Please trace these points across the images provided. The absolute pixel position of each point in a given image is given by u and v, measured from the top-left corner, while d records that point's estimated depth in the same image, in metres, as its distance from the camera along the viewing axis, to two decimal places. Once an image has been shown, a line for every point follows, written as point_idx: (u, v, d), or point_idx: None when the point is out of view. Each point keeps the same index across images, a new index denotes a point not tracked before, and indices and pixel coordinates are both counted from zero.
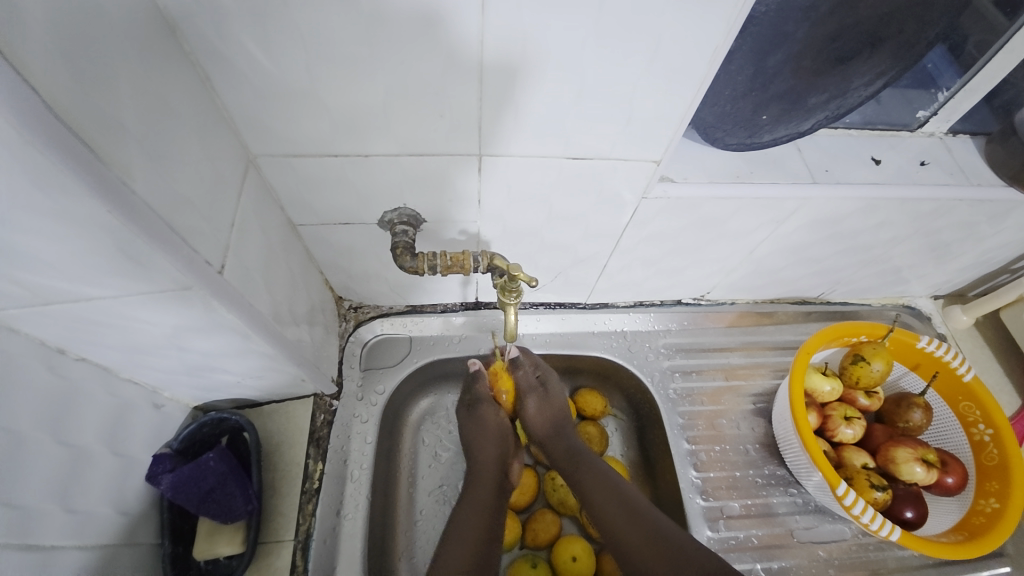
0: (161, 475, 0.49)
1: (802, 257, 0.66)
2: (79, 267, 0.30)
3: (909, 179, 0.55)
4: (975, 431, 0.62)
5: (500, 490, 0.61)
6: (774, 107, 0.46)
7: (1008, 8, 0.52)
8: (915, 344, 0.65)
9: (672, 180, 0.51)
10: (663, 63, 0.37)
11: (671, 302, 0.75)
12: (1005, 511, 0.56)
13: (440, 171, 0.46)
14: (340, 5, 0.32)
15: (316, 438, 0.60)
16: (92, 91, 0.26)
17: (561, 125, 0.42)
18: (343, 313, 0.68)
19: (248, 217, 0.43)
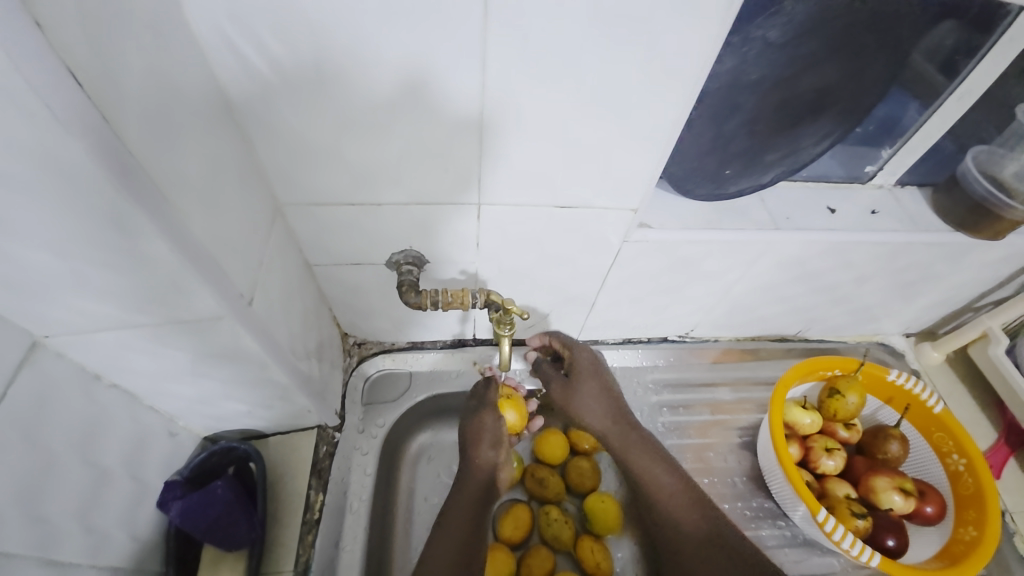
0: (170, 501, 0.51)
1: (777, 296, 0.71)
2: (135, 297, 0.35)
3: (864, 226, 0.62)
4: (950, 461, 0.65)
5: (481, 491, 0.62)
6: (736, 162, 0.53)
7: (944, 69, 0.56)
8: (887, 377, 0.68)
9: (650, 226, 0.57)
10: (636, 127, 0.44)
11: (658, 340, 0.80)
12: (983, 537, 0.58)
13: (443, 216, 0.52)
14: (362, 81, 0.39)
15: (318, 470, 0.62)
16: (169, 153, 0.32)
17: (548, 178, 0.48)
18: (347, 349, 0.73)
19: (274, 257, 0.48)
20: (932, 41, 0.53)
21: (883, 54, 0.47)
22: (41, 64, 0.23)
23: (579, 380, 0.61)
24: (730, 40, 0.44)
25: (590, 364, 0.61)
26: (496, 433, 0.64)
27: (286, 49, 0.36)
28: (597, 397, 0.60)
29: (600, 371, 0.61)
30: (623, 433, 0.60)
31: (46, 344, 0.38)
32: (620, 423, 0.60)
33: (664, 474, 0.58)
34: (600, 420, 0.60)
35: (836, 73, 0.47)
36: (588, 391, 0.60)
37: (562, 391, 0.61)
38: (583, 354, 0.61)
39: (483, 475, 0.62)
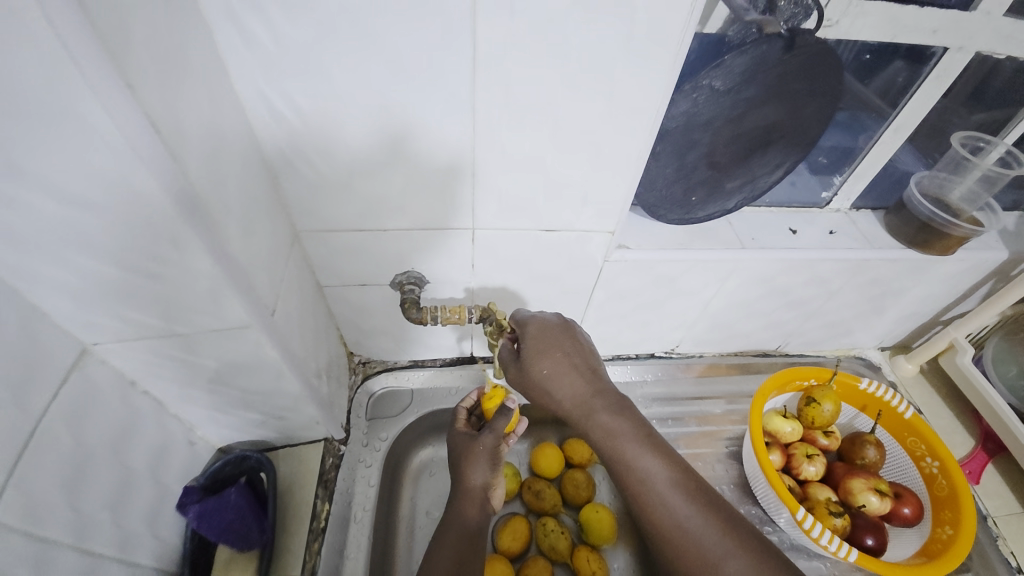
0: (188, 505, 0.55)
1: (753, 311, 0.77)
2: (178, 306, 0.41)
3: (824, 244, 0.68)
4: (924, 464, 0.68)
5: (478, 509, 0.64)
6: (699, 190, 0.61)
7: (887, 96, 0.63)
8: (858, 385, 0.73)
9: (628, 247, 0.63)
10: (607, 159, 0.51)
11: (645, 356, 0.85)
12: (958, 536, 0.60)
13: (440, 240, 0.58)
14: (372, 126, 0.46)
15: (324, 481, 0.66)
16: (217, 185, 0.38)
17: (532, 204, 0.55)
18: (353, 367, 0.78)
19: (291, 277, 0.54)
20: (884, 78, 0.61)
21: (819, 97, 0.55)
22: (135, 118, 0.29)
23: (532, 363, 0.55)
24: (683, 87, 0.52)
25: (543, 336, 0.56)
26: (488, 453, 0.66)
27: (311, 100, 0.44)
28: (556, 368, 0.55)
29: (557, 343, 0.55)
30: (593, 406, 0.54)
31: (93, 351, 0.43)
32: (587, 396, 0.54)
33: (645, 454, 0.52)
34: (563, 394, 0.55)
35: (779, 113, 0.55)
36: (544, 373, 0.55)
37: (519, 372, 0.57)
38: (531, 330, 0.56)
39: (480, 492, 0.64)
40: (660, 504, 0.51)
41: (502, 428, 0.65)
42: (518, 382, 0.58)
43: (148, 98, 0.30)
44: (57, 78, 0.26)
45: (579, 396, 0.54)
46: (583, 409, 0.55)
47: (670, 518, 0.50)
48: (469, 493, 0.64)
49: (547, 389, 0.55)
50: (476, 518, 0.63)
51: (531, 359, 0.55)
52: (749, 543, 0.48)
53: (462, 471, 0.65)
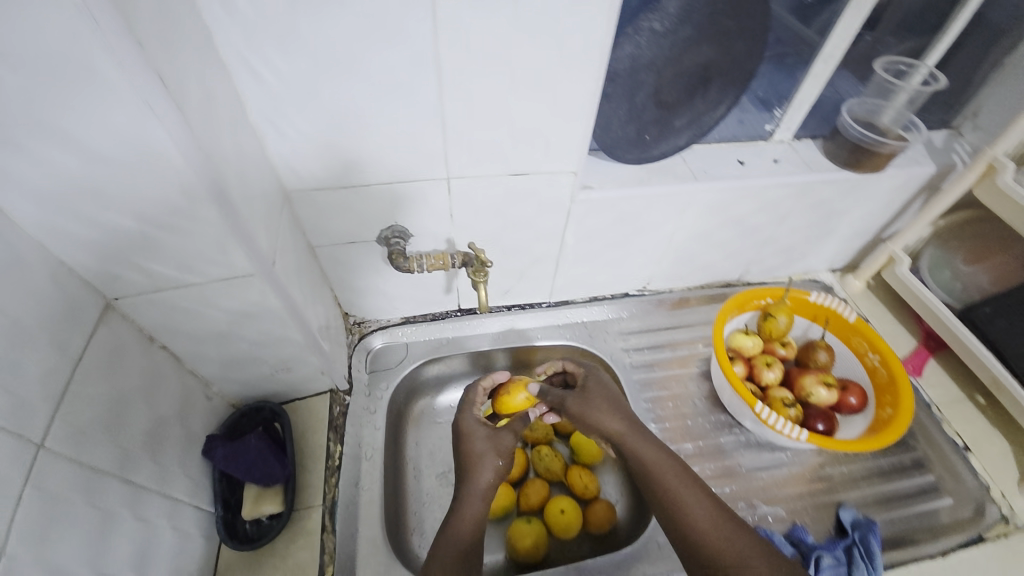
0: (214, 449, 0.61)
1: (712, 242, 0.84)
2: (187, 255, 0.46)
3: (769, 172, 0.74)
4: (868, 359, 0.76)
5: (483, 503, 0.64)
6: (652, 129, 0.66)
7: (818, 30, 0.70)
8: (808, 297, 0.81)
9: (592, 187, 0.69)
10: (563, 103, 0.56)
11: (620, 295, 0.92)
12: (897, 414, 0.68)
13: (420, 191, 0.63)
14: (350, 85, 0.50)
15: (335, 426, 0.73)
16: (217, 141, 0.43)
17: (502, 150, 0.60)
18: (349, 327, 0.83)
19: (286, 235, 0.59)
20: (825, 18, 0.68)
21: (748, 36, 0.60)
22: (146, 76, 0.34)
23: (592, 392, 0.70)
24: (625, 30, 0.58)
25: (598, 383, 0.72)
26: (500, 453, 0.68)
27: (288, 63, 0.48)
28: (604, 404, 0.68)
29: (608, 389, 0.71)
30: (635, 433, 0.65)
31: (114, 307, 0.49)
32: (632, 426, 0.66)
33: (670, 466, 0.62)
34: (608, 422, 0.67)
35: (713, 52, 0.61)
36: (600, 398, 0.69)
37: (574, 406, 0.69)
38: (593, 372, 0.73)
39: (488, 489, 0.65)
40: (687, 511, 0.58)
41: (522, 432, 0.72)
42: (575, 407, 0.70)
43: (155, 57, 0.35)
44: (77, 39, 0.31)
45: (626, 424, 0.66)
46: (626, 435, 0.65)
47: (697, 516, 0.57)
48: (477, 489, 0.64)
49: (595, 420, 0.67)
50: (479, 516, 0.62)
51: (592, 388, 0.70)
52: (763, 546, 0.54)
53: (471, 467, 0.66)
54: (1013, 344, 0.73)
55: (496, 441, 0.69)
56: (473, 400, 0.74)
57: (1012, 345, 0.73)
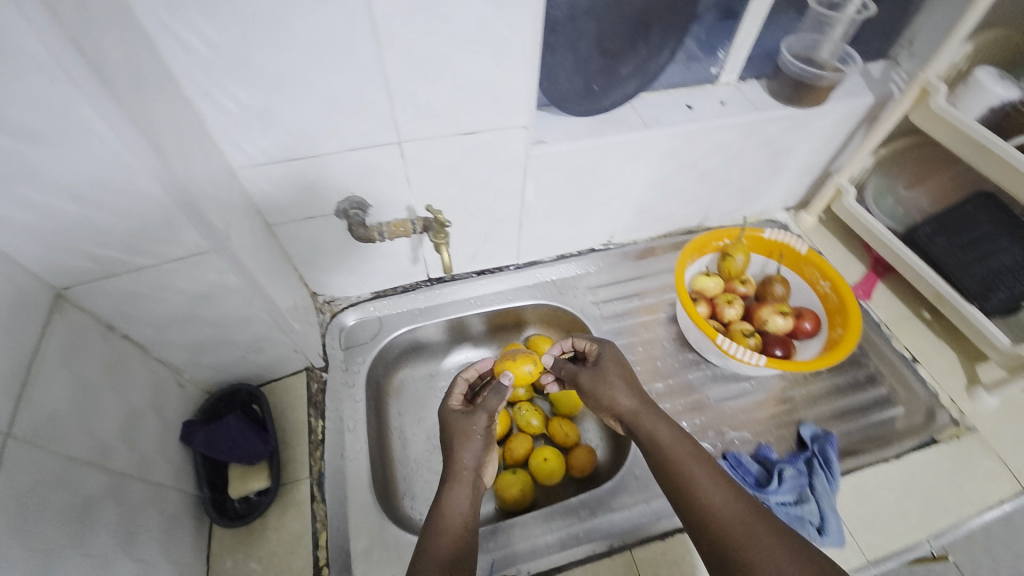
0: (192, 434, 0.62)
1: (669, 190, 0.86)
2: (133, 235, 0.46)
3: (717, 114, 0.76)
4: (820, 287, 0.80)
5: (469, 486, 0.60)
6: (599, 78, 0.67)
7: None
8: (763, 235, 0.84)
9: (546, 142, 0.69)
10: (508, 58, 0.56)
11: (586, 251, 0.94)
12: (846, 333, 0.73)
13: (372, 158, 0.62)
14: (285, 50, 0.49)
15: (314, 402, 0.74)
16: (155, 115, 0.42)
17: (450, 111, 0.59)
18: (319, 307, 0.83)
19: (239, 212, 0.58)
20: None
21: None
22: (62, 47, 0.33)
23: (607, 369, 0.67)
24: None
25: (614, 357, 0.69)
26: (473, 433, 0.64)
27: (217, 32, 0.46)
28: (616, 381, 0.65)
29: (624, 364, 0.67)
30: (648, 410, 0.62)
31: (66, 297, 0.48)
32: (647, 403, 0.63)
33: (678, 443, 0.58)
34: (619, 397, 0.64)
35: None
36: (614, 376, 0.66)
37: (586, 380, 0.67)
38: (608, 347, 0.69)
39: (474, 471, 0.61)
40: (697, 487, 0.54)
41: (496, 405, 0.66)
42: (587, 383, 0.67)
43: (74, 27, 0.34)
44: None
45: (638, 401, 0.63)
46: (635, 410, 0.63)
47: (710, 496, 0.53)
48: (459, 471, 0.61)
49: (607, 397, 0.65)
50: (468, 501, 0.59)
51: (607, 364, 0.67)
52: (777, 524, 0.50)
53: (454, 451, 0.62)
54: (956, 260, 0.75)
55: (466, 423, 0.65)
56: (454, 390, 0.71)
57: (954, 262, 0.75)
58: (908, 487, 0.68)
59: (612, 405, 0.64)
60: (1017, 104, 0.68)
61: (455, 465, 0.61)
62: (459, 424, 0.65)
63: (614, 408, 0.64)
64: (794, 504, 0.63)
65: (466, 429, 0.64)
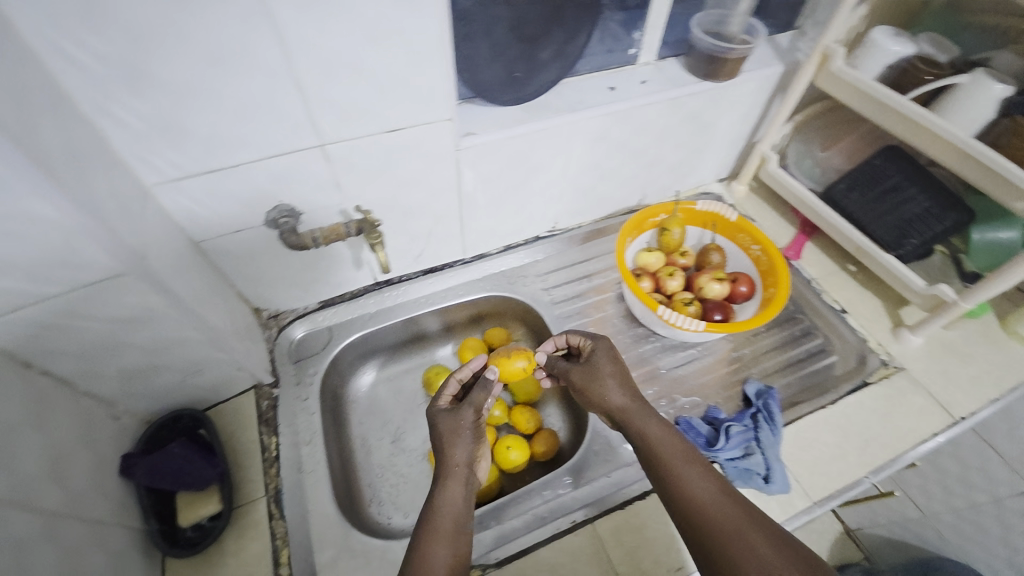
0: (134, 466, 0.60)
1: (604, 171, 0.88)
2: (35, 263, 0.44)
3: (639, 94, 0.78)
4: (751, 251, 0.84)
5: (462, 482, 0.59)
6: (519, 65, 0.67)
7: None
8: (696, 207, 0.88)
9: (475, 133, 0.70)
10: (421, 51, 0.55)
11: (532, 240, 0.96)
12: (777, 292, 0.77)
13: (296, 164, 0.60)
14: (185, 56, 0.47)
15: (265, 419, 0.72)
16: (44, 134, 0.40)
17: (370, 110, 0.58)
18: (264, 322, 0.80)
19: (157, 231, 0.55)
20: None
21: None
22: None
23: (599, 365, 0.69)
24: None
25: (607, 354, 0.71)
26: (464, 430, 0.64)
27: (104, 42, 0.44)
28: (609, 376, 0.67)
29: (618, 361, 0.69)
30: (638, 405, 0.65)
31: None
32: (638, 398, 0.65)
33: (667, 437, 0.60)
34: (610, 391, 0.66)
35: None
36: (607, 372, 0.68)
37: (579, 376, 0.69)
38: (601, 343, 0.71)
39: (466, 467, 0.61)
40: (685, 478, 0.56)
41: (481, 399, 0.67)
42: (579, 379, 0.70)
43: None
44: None
45: (629, 397, 0.65)
46: (625, 404, 0.65)
47: (697, 487, 0.55)
48: (450, 468, 0.61)
49: (598, 392, 0.67)
50: (459, 498, 0.58)
51: (600, 360, 0.69)
52: (759, 515, 0.52)
53: (445, 447, 0.62)
54: (869, 212, 0.80)
55: (456, 420, 0.65)
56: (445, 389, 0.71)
57: (868, 214, 0.80)
58: (846, 430, 0.73)
59: (602, 398, 0.66)
60: (911, 59, 0.72)
61: (445, 461, 0.61)
62: (452, 422, 0.65)
63: (605, 401, 0.66)
64: (741, 457, 0.67)
65: (458, 427, 0.64)
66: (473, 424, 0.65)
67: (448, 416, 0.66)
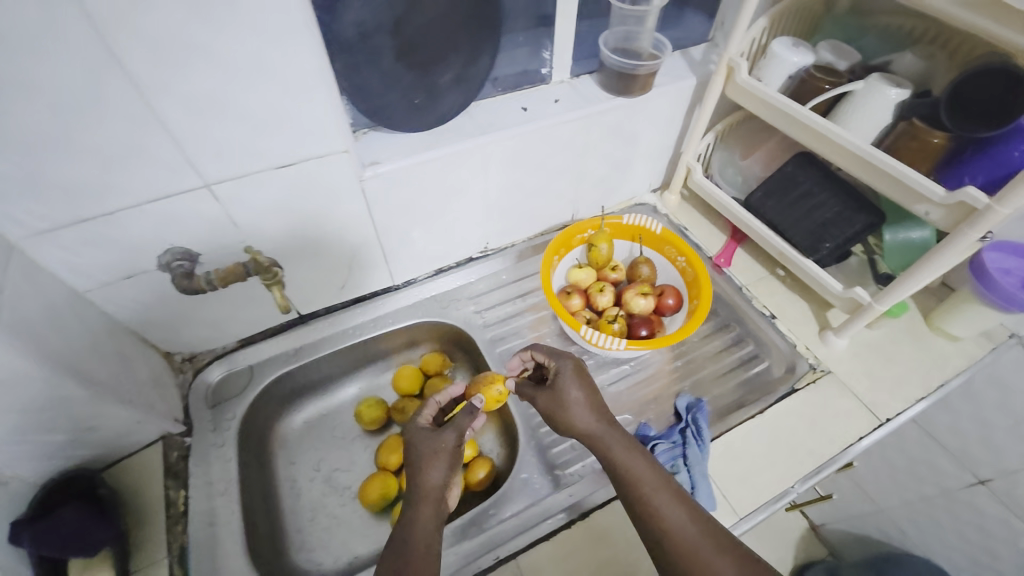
0: (22, 535, 0.54)
1: (529, 190, 0.88)
2: None
3: (550, 113, 0.78)
4: (678, 263, 0.84)
5: (433, 509, 0.57)
6: (419, 92, 0.66)
7: None
8: (622, 220, 0.87)
9: (379, 162, 0.68)
10: (298, 86, 0.54)
11: (464, 262, 0.94)
12: (699, 305, 0.77)
13: (182, 206, 0.58)
14: (29, 106, 0.44)
15: (173, 472, 0.68)
16: None
17: (253, 147, 0.56)
18: (178, 366, 0.76)
19: (23, 288, 0.52)
20: None
21: None
22: None
23: (563, 389, 0.64)
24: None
25: (574, 374, 0.66)
26: (442, 453, 0.61)
27: None
28: (575, 402, 0.63)
29: (586, 382, 0.65)
30: (610, 429, 0.62)
31: None
32: (607, 423, 0.62)
33: (640, 465, 0.59)
34: (579, 416, 0.63)
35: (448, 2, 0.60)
36: (574, 397, 0.64)
37: (545, 401, 0.65)
38: (566, 365, 0.66)
39: (439, 493, 0.59)
40: (658, 507, 0.55)
41: (467, 423, 0.63)
42: (544, 405, 0.66)
43: None
44: None
45: (599, 423, 0.62)
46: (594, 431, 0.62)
47: (668, 521, 0.54)
48: (424, 494, 0.58)
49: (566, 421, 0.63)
50: (431, 526, 0.56)
51: (566, 384, 0.64)
52: (726, 545, 0.53)
53: (420, 470, 0.60)
54: (786, 219, 0.81)
55: (435, 441, 0.62)
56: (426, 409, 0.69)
57: (785, 220, 0.81)
58: (774, 438, 0.73)
59: (569, 426, 0.63)
60: (810, 69, 0.73)
61: (419, 487, 0.59)
62: (431, 444, 0.62)
63: (572, 428, 0.63)
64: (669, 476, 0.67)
65: (434, 450, 0.61)
66: (450, 446, 0.62)
67: (427, 438, 0.63)
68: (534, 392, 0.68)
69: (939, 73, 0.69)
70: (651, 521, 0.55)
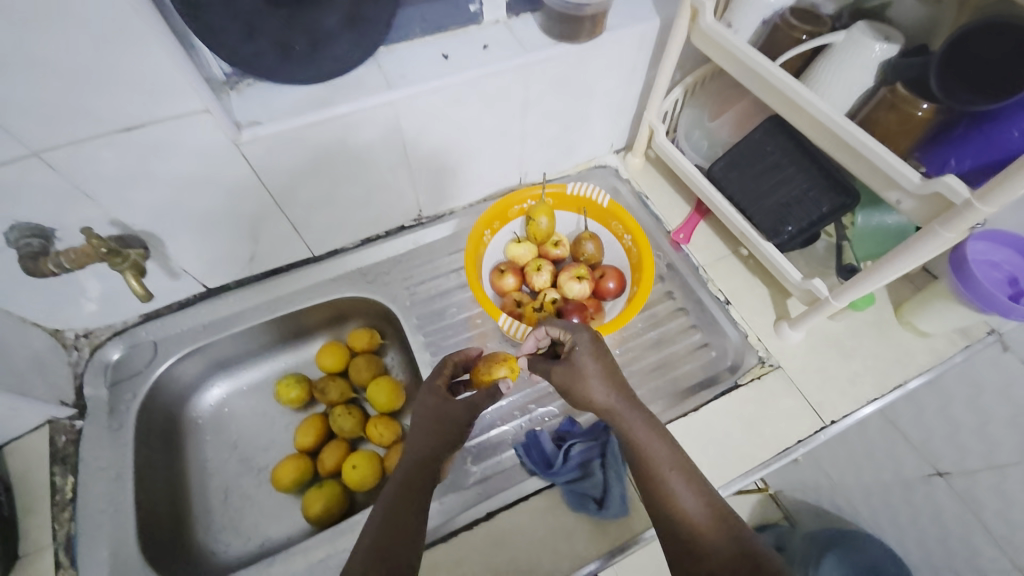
0: None
1: (462, 152, 0.77)
2: None
3: (474, 61, 0.66)
4: (624, 241, 0.76)
5: (427, 479, 0.54)
6: (300, 38, 0.56)
7: None
8: (566, 190, 0.78)
9: (259, 123, 0.58)
10: (112, 27, 0.43)
11: (396, 231, 0.85)
12: (638, 291, 0.70)
13: (10, 178, 0.49)
14: None
15: (62, 457, 0.65)
16: None
17: (82, 105, 0.47)
18: (72, 343, 0.71)
19: None
20: None
21: None
22: None
23: (581, 363, 0.56)
24: None
25: (592, 347, 0.57)
26: (445, 423, 0.57)
27: None
28: (594, 375, 0.55)
29: (606, 357, 0.57)
30: (632, 408, 0.54)
31: None
32: (629, 401, 0.54)
33: (662, 450, 0.51)
34: (598, 393, 0.54)
35: None
36: (593, 372, 0.55)
37: (560, 376, 0.57)
38: (583, 336, 0.58)
39: (434, 464, 0.55)
40: (681, 499, 0.49)
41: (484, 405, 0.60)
42: (559, 380, 0.57)
43: None
44: None
45: (619, 401, 0.54)
46: (614, 410, 0.54)
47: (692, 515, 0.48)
48: (418, 462, 0.55)
49: (583, 399, 0.55)
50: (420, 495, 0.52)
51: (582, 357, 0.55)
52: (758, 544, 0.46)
53: (419, 436, 0.56)
54: (749, 194, 0.71)
55: (443, 408, 0.58)
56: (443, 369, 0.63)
57: (747, 196, 0.71)
58: (704, 439, 0.68)
59: (587, 403, 0.55)
60: (786, 13, 0.61)
61: (415, 454, 0.55)
62: (437, 411, 0.58)
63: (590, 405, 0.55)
64: (579, 480, 0.63)
65: (440, 417, 0.57)
66: (455, 418, 0.58)
67: (434, 404, 0.58)
68: (548, 367, 0.59)
69: (948, 21, 0.56)
70: (675, 516, 0.48)
